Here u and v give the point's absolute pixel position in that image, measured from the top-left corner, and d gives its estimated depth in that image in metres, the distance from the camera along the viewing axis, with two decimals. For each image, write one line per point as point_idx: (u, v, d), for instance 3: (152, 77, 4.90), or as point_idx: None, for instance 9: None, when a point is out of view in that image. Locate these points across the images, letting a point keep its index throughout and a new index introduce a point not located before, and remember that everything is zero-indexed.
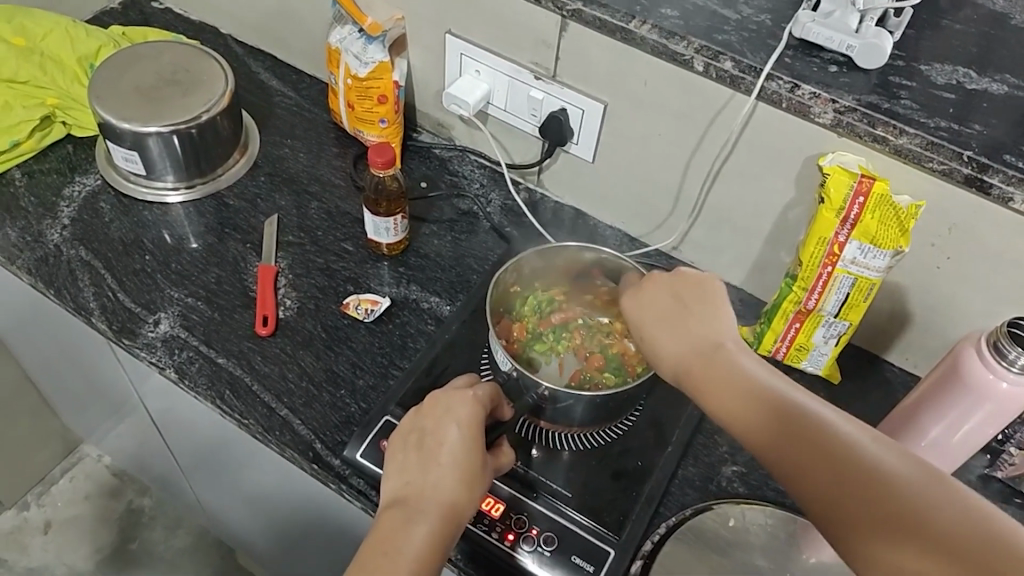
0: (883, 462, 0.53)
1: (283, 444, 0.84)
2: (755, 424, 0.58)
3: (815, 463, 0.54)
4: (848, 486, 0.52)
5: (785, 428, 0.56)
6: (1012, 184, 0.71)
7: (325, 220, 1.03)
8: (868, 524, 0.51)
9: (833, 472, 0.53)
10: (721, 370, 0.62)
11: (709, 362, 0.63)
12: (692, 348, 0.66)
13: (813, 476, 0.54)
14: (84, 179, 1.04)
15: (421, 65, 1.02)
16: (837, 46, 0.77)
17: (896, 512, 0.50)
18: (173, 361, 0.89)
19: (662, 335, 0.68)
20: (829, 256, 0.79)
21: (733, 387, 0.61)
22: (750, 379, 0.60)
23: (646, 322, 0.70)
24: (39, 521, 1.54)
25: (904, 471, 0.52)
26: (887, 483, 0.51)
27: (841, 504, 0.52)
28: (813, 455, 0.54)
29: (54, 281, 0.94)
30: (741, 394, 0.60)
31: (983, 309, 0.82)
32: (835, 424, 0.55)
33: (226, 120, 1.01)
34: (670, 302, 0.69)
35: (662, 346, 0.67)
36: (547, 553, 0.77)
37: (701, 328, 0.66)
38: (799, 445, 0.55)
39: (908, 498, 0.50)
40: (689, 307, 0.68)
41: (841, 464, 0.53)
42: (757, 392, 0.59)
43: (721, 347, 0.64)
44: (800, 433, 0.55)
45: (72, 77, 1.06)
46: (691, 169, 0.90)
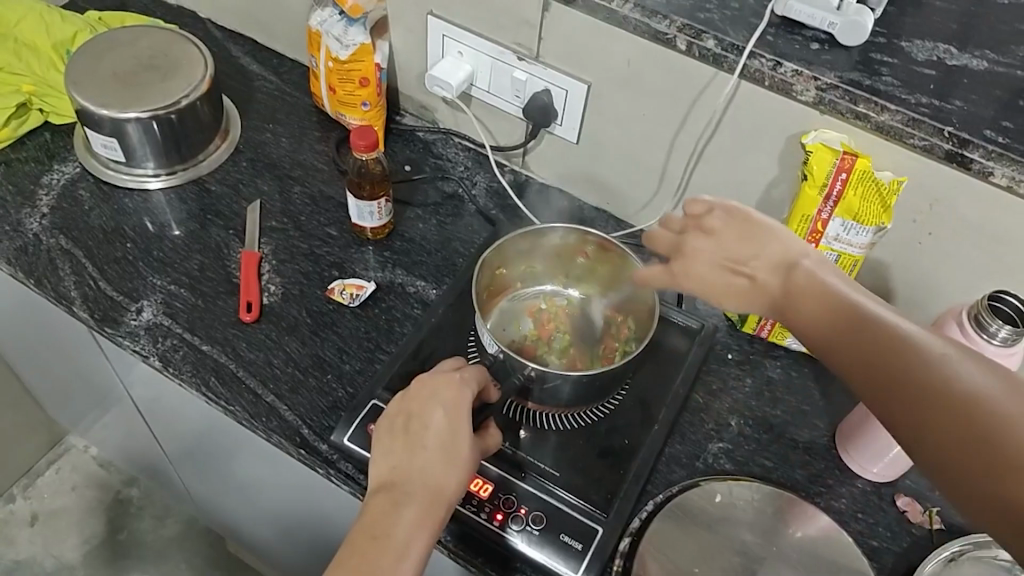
0: (973, 386, 0.50)
1: (270, 430, 0.84)
2: (838, 349, 0.58)
3: (901, 389, 0.53)
4: (932, 413, 0.51)
5: (868, 355, 0.55)
6: (992, 159, 0.72)
7: (309, 205, 1.02)
8: (957, 453, 0.49)
9: (921, 400, 0.51)
10: (800, 297, 0.61)
11: (788, 291, 0.62)
12: (766, 281, 0.64)
13: (905, 416, 0.52)
14: (63, 167, 1.03)
15: (403, 47, 1.02)
16: (819, 23, 0.78)
17: (984, 442, 0.48)
18: (157, 349, 0.88)
19: (730, 275, 0.67)
20: (813, 233, 0.80)
21: (815, 314, 0.60)
22: (831, 304, 0.59)
23: (706, 272, 0.68)
24: (26, 513, 1.53)
25: (998, 394, 0.49)
26: (973, 409, 0.49)
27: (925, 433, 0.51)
28: (898, 383, 0.53)
29: (34, 270, 0.93)
30: (823, 319, 0.59)
31: (965, 284, 0.83)
32: (920, 348, 0.53)
33: (206, 105, 1.00)
34: (728, 236, 0.67)
35: (730, 288, 0.67)
36: (535, 532, 0.78)
37: (771, 256, 0.64)
38: (882, 373, 0.54)
39: (1000, 423, 0.48)
40: (747, 236, 0.66)
41: (922, 391, 0.52)
42: (840, 315, 0.58)
43: (795, 273, 0.63)
44: (881, 361, 0.54)
45: (48, 63, 1.04)
46: (675, 148, 0.90)
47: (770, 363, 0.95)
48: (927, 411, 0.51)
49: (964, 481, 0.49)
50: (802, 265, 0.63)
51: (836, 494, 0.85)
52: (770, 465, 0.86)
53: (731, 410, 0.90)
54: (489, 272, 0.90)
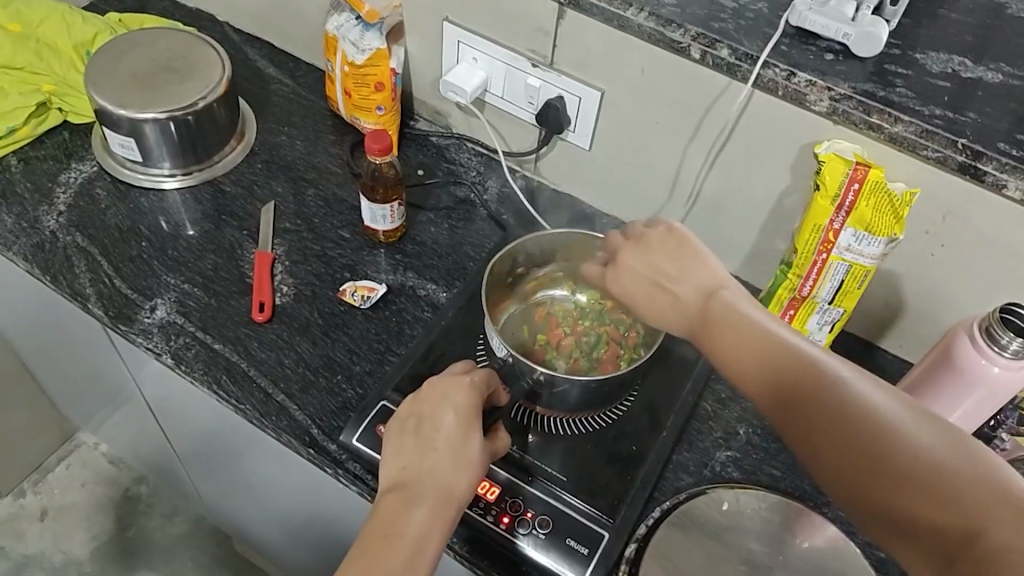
0: (872, 406, 0.55)
1: (280, 429, 0.84)
2: (748, 371, 0.62)
3: (806, 409, 0.57)
4: (832, 429, 0.55)
5: (777, 376, 0.60)
6: (1006, 172, 0.72)
7: (322, 207, 1.03)
8: (856, 468, 0.53)
9: (822, 417, 0.56)
10: (719, 320, 0.66)
11: (710, 314, 0.67)
12: (689, 304, 0.70)
13: (814, 429, 0.56)
14: (81, 166, 1.04)
15: (418, 52, 1.02)
16: (833, 34, 0.78)
17: (881, 450, 0.53)
18: (169, 347, 0.89)
19: (658, 295, 0.73)
20: (824, 243, 0.80)
21: (729, 337, 0.65)
22: (744, 328, 0.64)
23: (636, 288, 0.75)
24: (36, 509, 1.54)
25: (895, 413, 0.54)
26: (874, 423, 0.54)
27: (828, 448, 0.55)
28: (805, 401, 0.57)
29: (50, 267, 0.94)
30: (735, 342, 0.64)
31: (978, 296, 0.83)
32: (825, 370, 0.58)
33: (223, 107, 1.01)
34: (660, 257, 0.73)
35: (661, 307, 0.72)
36: (542, 536, 0.78)
37: (698, 281, 0.70)
38: (795, 391, 0.58)
39: (894, 440, 0.53)
40: (679, 262, 0.72)
41: (829, 406, 0.56)
42: (751, 338, 0.63)
43: (717, 297, 0.68)
44: (793, 379, 0.59)
45: (68, 63, 1.06)
46: (687, 157, 0.90)
47: None
48: (829, 426, 0.55)
49: (864, 494, 0.53)
50: (723, 293, 0.68)
51: None
52: (778, 474, 0.86)
53: (740, 419, 0.90)
54: (495, 280, 0.91)
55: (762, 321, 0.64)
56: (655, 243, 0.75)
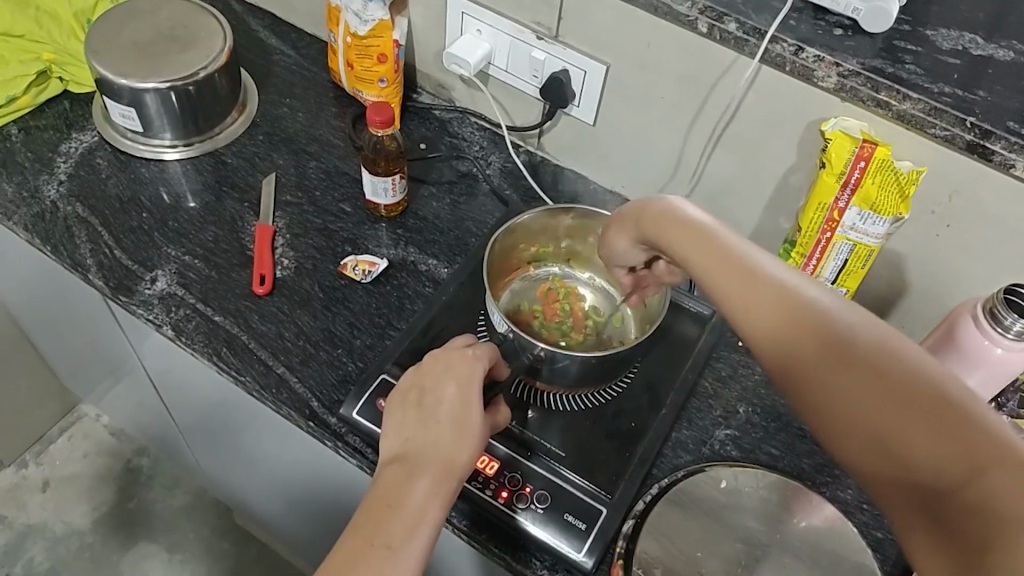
0: (882, 349, 0.50)
1: (279, 402, 0.84)
2: (745, 312, 0.56)
3: (812, 349, 0.52)
4: (840, 372, 0.50)
5: (778, 316, 0.54)
6: (1014, 151, 0.71)
7: (323, 180, 1.03)
8: (864, 413, 0.48)
9: (830, 361, 0.50)
10: (709, 262, 0.61)
11: (701, 252, 0.62)
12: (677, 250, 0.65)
13: (811, 377, 0.51)
14: (81, 135, 1.03)
15: (422, 24, 1.01)
16: (843, 9, 0.77)
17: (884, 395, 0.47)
18: (170, 318, 0.89)
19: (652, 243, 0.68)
20: (828, 222, 0.79)
21: (723, 277, 0.59)
22: (738, 268, 0.58)
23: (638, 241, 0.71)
24: (38, 479, 1.55)
25: (912, 357, 0.49)
26: (880, 367, 0.49)
27: (835, 391, 0.49)
28: (809, 350, 0.52)
29: (50, 237, 0.94)
30: (730, 283, 0.58)
31: (983, 277, 0.82)
32: (835, 313, 0.53)
33: (224, 78, 1.00)
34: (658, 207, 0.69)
35: None
36: (539, 511, 0.78)
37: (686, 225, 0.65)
38: (796, 335, 0.53)
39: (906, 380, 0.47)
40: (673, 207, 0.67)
41: (832, 349, 0.51)
42: (746, 279, 0.57)
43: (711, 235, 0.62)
44: (793, 323, 0.53)
45: (69, 32, 1.04)
46: (693, 133, 0.89)
47: None
48: (830, 368, 0.50)
49: (867, 443, 0.47)
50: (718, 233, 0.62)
51: (843, 485, 0.85)
52: (777, 453, 0.86)
53: (740, 398, 0.90)
54: (511, 247, 0.91)
55: (758, 261, 0.58)
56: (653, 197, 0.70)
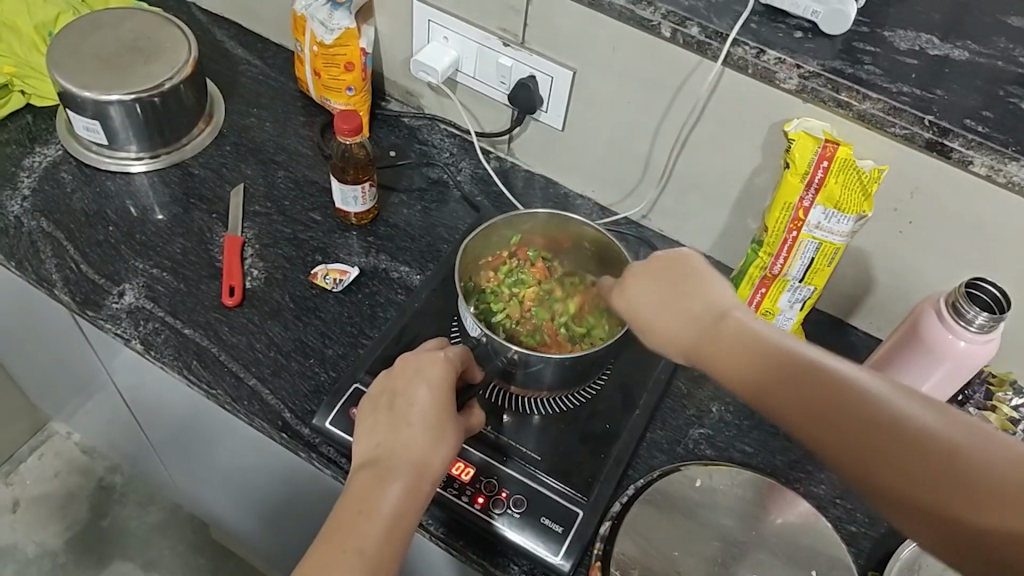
0: (942, 434, 0.51)
1: (252, 414, 0.84)
2: (783, 402, 0.56)
3: (861, 437, 0.52)
4: (890, 457, 0.51)
5: (812, 402, 0.54)
6: (972, 148, 0.72)
7: (292, 189, 1.02)
8: (928, 497, 0.50)
9: (879, 448, 0.51)
10: (731, 347, 0.60)
11: (717, 338, 0.61)
12: (690, 328, 0.63)
13: (874, 467, 0.51)
14: (45, 149, 1.02)
15: (389, 32, 1.01)
16: (802, 12, 0.78)
17: (962, 484, 0.49)
18: (138, 333, 0.88)
19: (666, 312, 0.65)
20: (794, 221, 0.80)
21: (750, 365, 0.58)
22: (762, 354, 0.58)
23: (641, 306, 0.68)
24: (8, 499, 1.52)
25: (967, 435, 0.51)
26: (947, 454, 0.50)
27: (906, 487, 0.50)
28: (866, 439, 0.52)
29: (15, 253, 0.93)
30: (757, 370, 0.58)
31: (944, 273, 0.84)
32: (877, 393, 0.53)
33: (189, 88, 0.99)
34: (662, 278, 0.67)
35: (661, 330, 0.66)
36: (516, 515, 0.78)
37: (698, 304, 0.64)
38: (846, 421, 0.53)
39: (959, 459, 0.50)
40: (689, 284, 0.66)
41: (888, 436, 0.52)
42: (773, 365, 0.57)
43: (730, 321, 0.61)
44: (840, 409, 0.53)
45: (30, 44, 1.03)
46: (659, 135, 0.90)
47: None
48: (893, 459, 0.51)
49: (936, 528, 0.49)
50: (738, 321, 0.61)
51: (815, 480, 0.86)
52: (750, 450, 0.87)
53: (712, 397, 0.91)
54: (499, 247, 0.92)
55: (782, 344, 0.58)
56: (660, 261, 0.68)
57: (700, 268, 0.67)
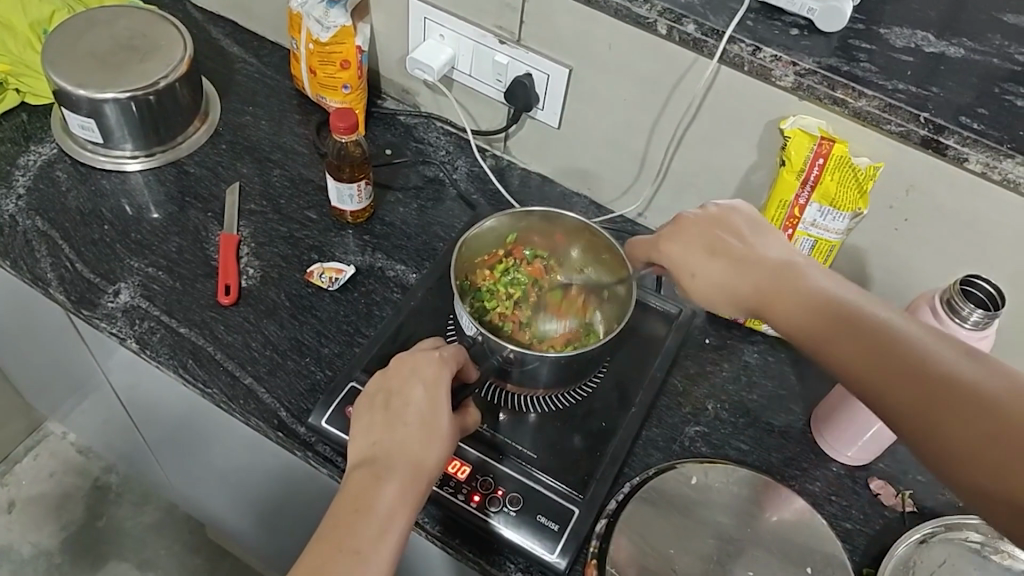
0: (971, 374, 0.52)
1: (247, 413, 0.84)
2: (823, 338, 0.59)
3: (900, 373, 0.54)
4: (928, 397, 0.52)
5: (857, 343, 0.56)
6: (967, 145, 0.72)
7: (288, 187, 1.02)
8: (950, 432, 0.51)
9: (918, 385, 0.53)
10: (779, 291, 0.63)
11: (767, 286, 0.65)
12: (741, 275, 0.67)
13: (899, 397, 0.53)
14: (40, 148, 1.02)
15: (385, 30, 1.01)
16: (798, 9, 0.78)
17: (983, 416, 0.50)
18: (134, 332, 0.88)
19: (717, 264, 0.69)
20: (790, 219, 0.81)
21: (797, 310, 0.62)
22: (813, 300, 0.61)
23: (689, 261, 0.71)
24: (3, 500, 1.52)
25: (997, 377, 0.52)
26: (972, 390, 0.51)
27: (927, 417, 0.52)
28: (893, 369, 0.54)
29: (10, 251, 0.92)
30: (807, 313, 0.61)
31: (940, 271, 0.84)
32: (911, 334, 0.55)
33: (185, 87, 0.99)
34: (714, 232, 0.70)
35: (710, 278, 0.68)
36: (512, 513, 0.78)
37: (750, 253, 0.68)
38: (878, 352, 0.55)
39: (1000, 407, 0.50)
40: (750, 240, 0.69)
41: (916, 368, 0.53)
42: (824, 309, 0.60)
43: (790, 272, 0.65)
44: (874, 342, 0.56)
45: (25, 43, 1.02)
46: (655, 134, 0.90)
47: (747, 348, 0.96)
48: (917, 388, 0.53)
49: (974, 469, 0.50)
50: (795, 269, 0.64)
51: (812, 478, 0.86)
52: (746, 448, 0.87)
53: (708, 395, 0.91)
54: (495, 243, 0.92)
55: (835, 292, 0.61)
56: (716, 217, 0.72)
57: (781, 235, 0.70)
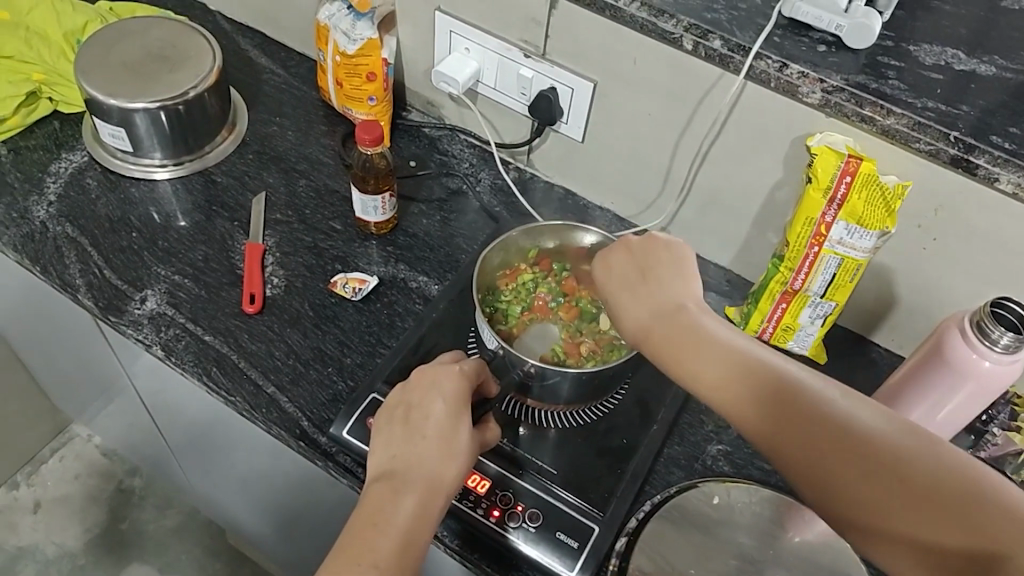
0: (872, 428, 0.56)
1: (269, 422, 0.84)
2: (725, 387, 0.60)
3: (802, 427, 0.57)
4: (833, 450, 0.56)
5: (775, 409, 0.58)
6: (998, 165, 0.71)
7: (313, 198, 1.03)
8: (857, 485, 0.54)
9: (822, 440, 0.56)
10: (685, 335, 0.64)
11: (676, 328, 0.64)
12: (653, 314, 0.67)
13: (806, 453, 0.56)
14: (71, 155, 1.03)
15: (411, 42, 1.02)
16: (826, 25, 0.77)
17: (885, 468, 0.54)
18: (159, 338, 0.89)
19: (630, 297, 0.69)
20: (816, 236, 0.79)
21: (713, 362, 0.61)
22: (729, 355, 0.61)
23: (612, 287, 0.71)
24: (29, 500, 1.54)
25: (894, 430, 0.56)
26: (876, 444, 0.55)
27: (834, 470, 0.55)
28: (802, 425, 0.57)
29: (40, 258, 0.94)
30: (725, 373, 0.60)
31: (970, 291, 0.83)
32: (815, 389, 0.58)
33: (213, 97, 1.00)
34: (635, 265, 0.70)
35: (627, 312, 0.68)
36: (531, 529, 0.77)
37: (662, 295, 0.67)
38: (785, 411, 0.58)
39: (893, 453, 0.54)
40: (662, 275, 0.69)
41: (819, 424, 0.57)
42: (724, 356, 0.61)
43: (691, 317, 0.65)
44: (782, 399, 0.58)
45: (58, 52, 1.05)
46: (679, 149, 0.90)
47: None
48: (825, 443, 0.56)
49: (875, 518, 0.54)
50: (699, 315, 0.65)
51: None
52: (769, 468, 0.86)
53: None
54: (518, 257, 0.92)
55: (735, 341, 0.62)
56: (632, 251, 0.71)
57: (687, 267, 0.69)
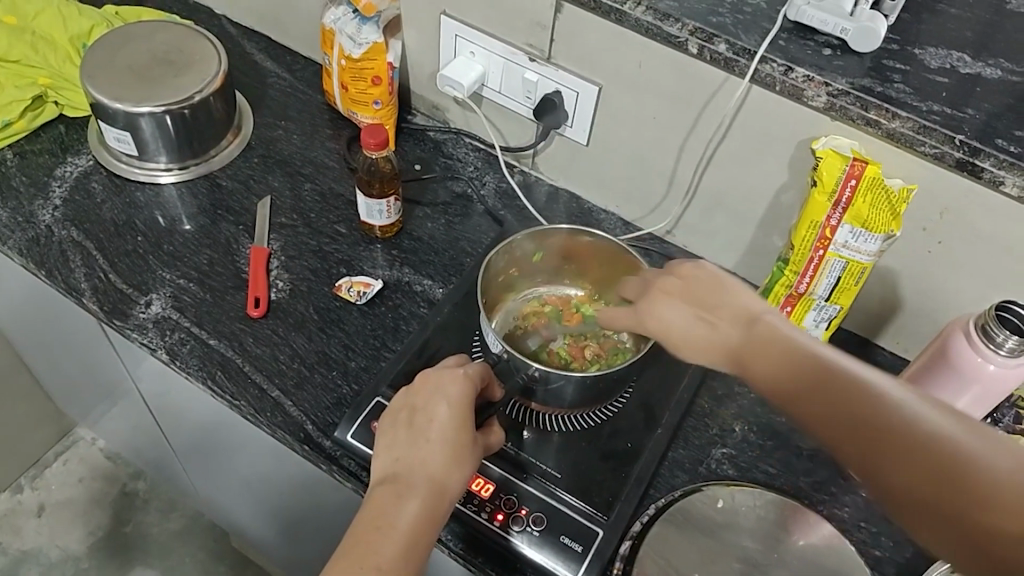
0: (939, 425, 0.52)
1: (274, 426, 0.84)
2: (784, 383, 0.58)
3: (861, 420, 0.53)
4: (893, 443, 0.52)
5: (826, 397, 0.55)
6: (1004, 168, 0.71)
7: (318, 202, 1.03)
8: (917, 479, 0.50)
9: (881, 433, 0.52)
10: (748, 343, 0.62)
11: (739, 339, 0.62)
12: (715, 333, 0.64)
13: (864, 447, 0.53)
14: (76, 160, 1.04)
15: (416, 46, 1.02)
16: (832, 29, 0.77)
17: (951, 465, 0.50)
18: (164, 342, 0.89)
19: (691, 320, 0.67)
20: (821, 239, 0.79)
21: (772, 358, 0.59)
22: (789, 349, 0.59)
23: (668, 314, 0.68)
24: (33, 504, 1.54)
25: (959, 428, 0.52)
26: (940, 438, 0.51)
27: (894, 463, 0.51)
28: (860, 417, 0.53)
29: (45, 261, 0.94)
30: (782, 366, 0.58)
31: (975, 294, 0.83)
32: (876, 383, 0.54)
33: (218, 101, 1.00)
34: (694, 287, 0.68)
35: (690, 337, 0.66)
36: (535, 533, 0.77)
37: (724, 308, 0.65)
38: (842, 403, 0.54)
39: (959, 450, 0.50)
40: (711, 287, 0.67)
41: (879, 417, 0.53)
42: (783, 355, 0.59)
43: (753, 324, 0.63)
44: (839, 392, 0.55)
45: (64, 56, 1.06)
46: (684, 152, 0.90)
47: None
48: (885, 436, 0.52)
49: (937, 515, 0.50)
50: (765, 320, 0.62)
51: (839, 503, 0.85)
52: (774, 471, 0.86)
53: (736, 416, 0.90)
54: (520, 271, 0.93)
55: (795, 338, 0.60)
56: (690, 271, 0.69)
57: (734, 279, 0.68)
